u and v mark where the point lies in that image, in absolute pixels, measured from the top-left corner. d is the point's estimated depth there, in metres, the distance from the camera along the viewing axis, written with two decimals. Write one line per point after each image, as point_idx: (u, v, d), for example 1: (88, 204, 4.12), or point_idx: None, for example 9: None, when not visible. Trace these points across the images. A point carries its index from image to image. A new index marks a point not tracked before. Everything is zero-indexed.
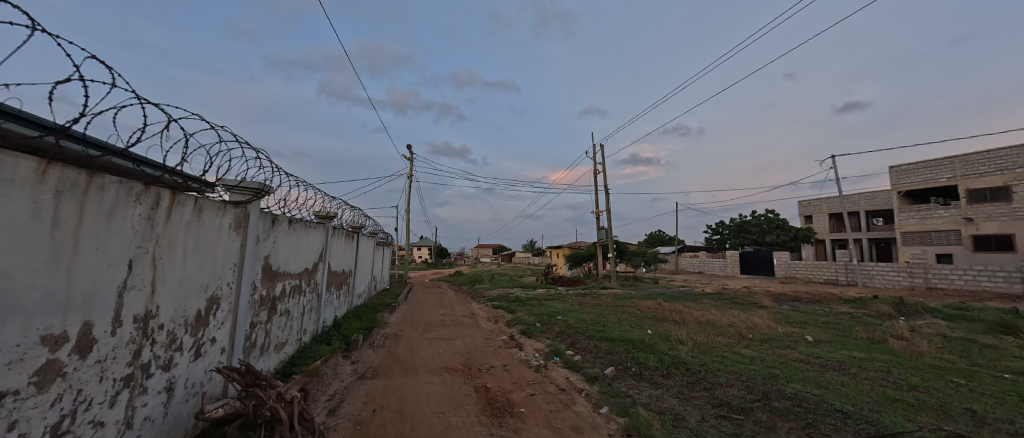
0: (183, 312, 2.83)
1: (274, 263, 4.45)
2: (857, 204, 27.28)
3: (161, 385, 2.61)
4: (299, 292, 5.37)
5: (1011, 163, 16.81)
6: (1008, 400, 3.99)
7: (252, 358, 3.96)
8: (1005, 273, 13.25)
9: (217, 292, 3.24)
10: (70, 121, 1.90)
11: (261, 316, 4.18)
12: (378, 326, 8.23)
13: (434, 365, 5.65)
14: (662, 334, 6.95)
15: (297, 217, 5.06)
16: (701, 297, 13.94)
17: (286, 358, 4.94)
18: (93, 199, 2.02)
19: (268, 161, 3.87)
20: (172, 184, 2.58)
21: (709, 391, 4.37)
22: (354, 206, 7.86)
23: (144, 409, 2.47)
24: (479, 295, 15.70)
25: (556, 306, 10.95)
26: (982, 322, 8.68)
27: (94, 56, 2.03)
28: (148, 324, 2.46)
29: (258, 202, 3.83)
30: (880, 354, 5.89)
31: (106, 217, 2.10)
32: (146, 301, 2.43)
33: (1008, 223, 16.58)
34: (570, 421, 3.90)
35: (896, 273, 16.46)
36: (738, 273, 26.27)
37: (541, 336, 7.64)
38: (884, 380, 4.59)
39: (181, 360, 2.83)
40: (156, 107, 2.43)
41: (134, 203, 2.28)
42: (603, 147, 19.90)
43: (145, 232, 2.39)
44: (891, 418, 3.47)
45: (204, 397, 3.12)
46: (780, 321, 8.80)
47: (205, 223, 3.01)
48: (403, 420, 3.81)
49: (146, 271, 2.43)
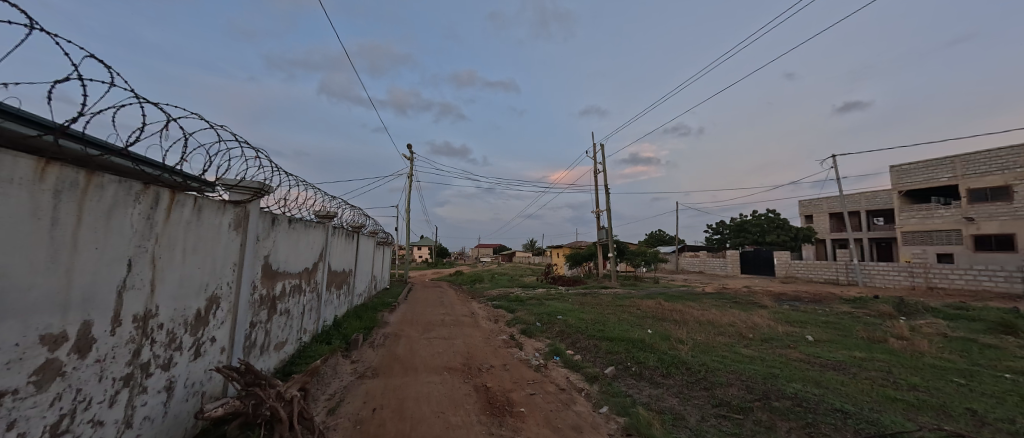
0: (183, 312, 2.83)
1: (274, 263, 4.45)
2: (858, 203, 27.25)
3: (161, 385, 2.62)
4: (299, 291, 5.38)
5: (1012, 163, 16.79)
6: (1009, 400, 3.98)
7: (252, 357, 3.96)
8: (1006, 273, 13.23)
9: (216, 292, 3.24)
10: (70, 120, 1.89)
11: (261, 316, 4.18)
12: (378, 325, 8.24)
13: (434, 364, 5.66)
14: (662, 334, 6.95)
15: (297, 217, 5.06)
16: (701, 296, 13.94)
17: (286, 358, 4.94)
18: (92, 199, 2.02)
19: (268, 161, 3.87)
20: (172, 183, 2.58)
21: (709, 391, 4.36)
22: (354, 205, 7.86)
23: (144, 408, 2.47)
24: (479, 295, 15.70)
25: (556, 306, 10.95)
26: (982, 321, 8.68)
27: (92, 56, 2.03)
28: (147, 324, 2.46)
29: (258, 202, 3.83)
30: (880, 354, 5.88)
31: (106, 217, 2.10)
32: (145, 300, 2.43)
33: (1008, 222, 16.56)
34: (570, 420, 3.90)
35: (896, 273, 16.44)
36: (738, 273, 26.26)
37: (540, 336, 7.64)
38: (884, 380, 4.58)
39: (181, 359, 2.83)
40: (156, 106, 2.42)
41: (133, 202, 2.27)
42: (603, 147, 19.94)
43: (145, 231, 2.39)
44: (891, 418, 3.47)
45: (204, 397, 3.12)
46: (780, 321, 8.79)
47: (204, 222, 3.01)
48: (402, 419, 3.82)
49: (146, 270, 2.43)
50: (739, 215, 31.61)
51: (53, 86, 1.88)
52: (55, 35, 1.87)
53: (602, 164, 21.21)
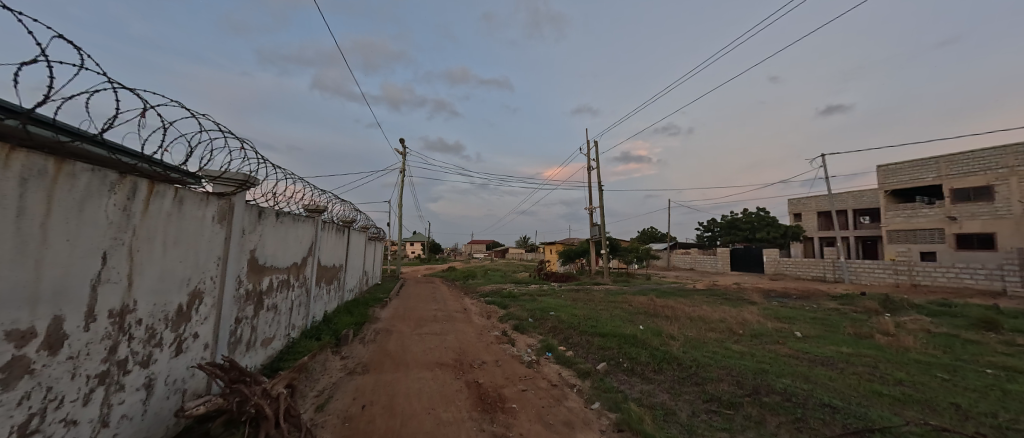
0: (163, 307, 2.73)
1: (261, 257, 4.35)
2: (845, 202, 27.69)
3: (140, 382, 2.52)
4: (287, 286, 5.27)
5: (994, 163, 17.19)
6: (991, 394, 4.06)
7: (237, 354, 3.86)
8: (987, 270, 13.56)
9: (199, 286, 3.14)
10: (37, 103, 1.80)
11: (247, 311, 4.08)
12: (370, 321, 8.17)
13: (426, 360, 5.61)
14: (654, 330, 6.96)
15: (285, 210, 4.96)
16: (692, 293, 14.09)
17: (273, 354, 4.84)
18: (63, 188, 1.93)
19: (253, 152, 3.76)
20: (151, 173, 2.49)
21: (700, 386, 4.37)
22: (343, 200, 7.72)
23: (121, 407, 2.38)
24: (471, 291, 15.53)
25: (549, 302, 10.89)
26: (966, 317, 8.85)
27: (60, 36, 1.98)
28: (125, 319, 2.37)
29: (244, 195, 3.72)
30: (867, 350, 5.96)
31: (77, 207, 2.00)
32: (122, 294, 2.34)
33: (990, 222, 16.98)
34: (561, 416, 3.89)
35: (882, 270, 16.72)
36: (729, 270, 26.50)
37: (533, 332, 7.62)
38: (871, 375, 4.66)
39: (162, 356, 2.74)
40: (132, 92, 2.37)
41: (108, 193, 2.17)
42: (598, 145, 20.16)
43: (121, 223, 2.29)
44: (879, 413, 3.51)
45: (186, 394, 3.02)
46: (769, 317, 8.88)
47: (188, 215, 2.93)
48: (392, 415, 3.76)
49: (123, 264, 2.33)
50: (730, 213, 31.94)
51: (19, 68, 1.82)
52: (17, 13, 1.84)
53: (595, 160, 21.41)
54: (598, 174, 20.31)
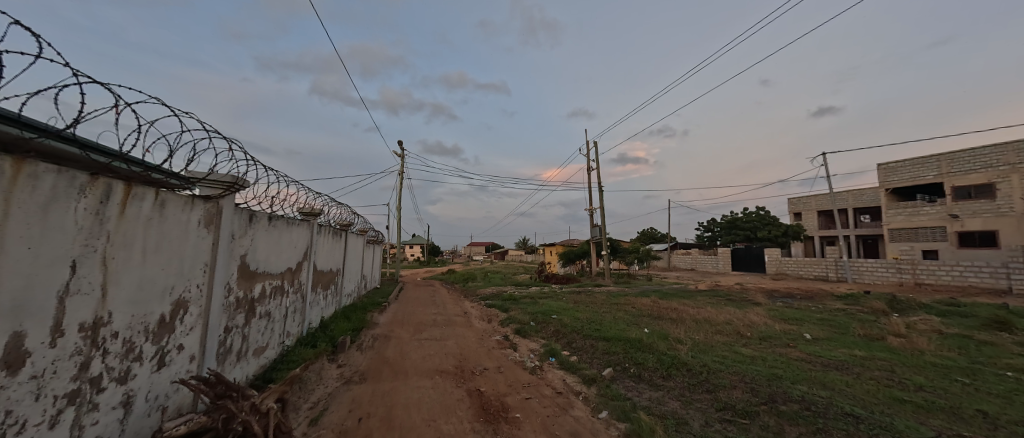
0: (143, 318, 2.55)
1: (252, 262, 4.15)
2: (846, 200, 27.54)
3: (116, 399, 2.34)
4: (281, 293, 5.07)
5: (997, 161, 17.06)
6: (1015, 399, 3.89)
7: (226, 365, 3.66)
8: (992, 269, 13.39)
9: (183, 295, 2.96)
10: None
11: (237, 320, 3.89)
12: (368, 326, 7.99)
13: (425, 367, 5.41)
14: (659, 333, 6.74)
15: (278, 214, 4.77)
16: (695, 294, 13.92)
17: (266, 363, 4.65)
18: (24, 190, 1.75)
19: (243, 152, 3.58)
20: (128, 174, 2.31)
21: (713, 393, 4.19)
22: (340, 203, 7.54)
23: (95, 427, 2.19)
24: (471, 294, 15.34)
25: (551, 305, 10.66)
26: (976, 317, 8.66)
27: (16, 23, 1.82)
28: (99, 333, 2.18)
29: (233, 197, 3.54)
30: (881, 352, 5.78)
31: (41, 211, 1.83)
32: (95, 306, 2.15)
33: (992, 219, 16.85)
34: (568, 426, 3.71)
35: (885, 269, 16.55)
36: (731, 270, 26.27)
37: (535, 336, 7.41)
38: (889, 380, 4.46)
39: (142, 370, 2.55)
40: (101, 85, 2.21)
41: (77, 196, 1.99)
42: (598, 146, 20.22)
43: (93, 229, 2.10)
44: (905, 423, 3.32)
45: (168, 411, 2.82)
46: (776, 318, 8.66)
47: (171, 219, 2.74)
48: (390, 429, 3.56)
49: (95, 273, 2.14)
50: (730, 213, 31.78)
51: None
52: None
53: (595, 162, 21.22)
54: (597, 175, 20.13)
